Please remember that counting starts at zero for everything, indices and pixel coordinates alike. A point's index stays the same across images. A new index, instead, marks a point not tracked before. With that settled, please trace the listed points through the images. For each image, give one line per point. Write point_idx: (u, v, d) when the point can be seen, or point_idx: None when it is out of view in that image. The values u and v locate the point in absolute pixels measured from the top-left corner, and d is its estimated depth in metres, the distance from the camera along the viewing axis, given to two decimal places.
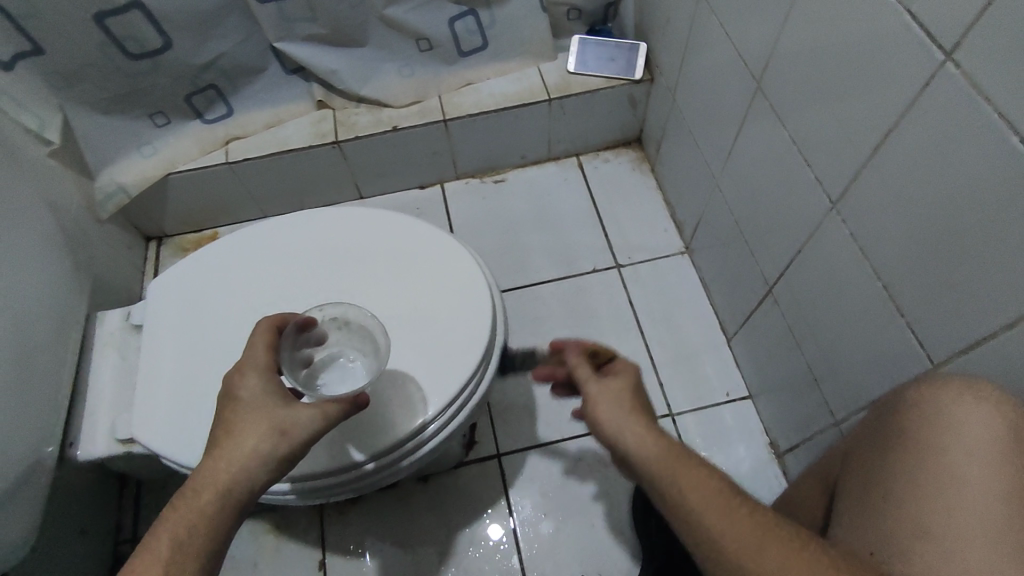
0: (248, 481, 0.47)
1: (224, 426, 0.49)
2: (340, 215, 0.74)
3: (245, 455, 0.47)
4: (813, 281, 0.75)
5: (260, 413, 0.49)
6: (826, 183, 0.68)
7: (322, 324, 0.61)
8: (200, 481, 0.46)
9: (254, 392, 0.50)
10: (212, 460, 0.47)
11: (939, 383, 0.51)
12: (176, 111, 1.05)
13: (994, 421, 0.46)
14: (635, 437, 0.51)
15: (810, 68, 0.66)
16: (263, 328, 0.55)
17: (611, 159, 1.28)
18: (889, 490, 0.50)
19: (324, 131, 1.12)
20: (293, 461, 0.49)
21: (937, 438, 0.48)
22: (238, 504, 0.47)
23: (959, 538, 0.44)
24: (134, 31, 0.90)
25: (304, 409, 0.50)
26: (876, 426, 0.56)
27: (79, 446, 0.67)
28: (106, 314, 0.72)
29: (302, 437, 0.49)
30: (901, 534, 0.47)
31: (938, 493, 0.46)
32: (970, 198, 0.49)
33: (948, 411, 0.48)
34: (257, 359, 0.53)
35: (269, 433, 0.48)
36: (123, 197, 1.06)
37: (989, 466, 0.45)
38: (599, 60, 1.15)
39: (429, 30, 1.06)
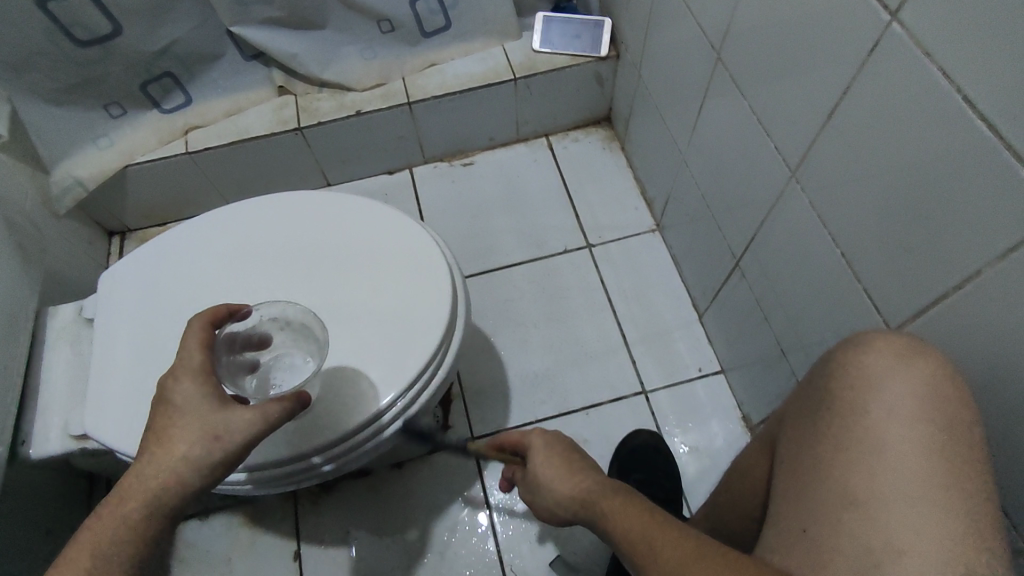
0: (178, 487, 0.45)
1: (156, 432, 0.47)
2: (298, 199, 0.73)
3: (174, 461, 0.46)
4: (777, 252, 0.74)
5: (192, 416, 0.47)
6: (784, 152, 0.67)
7: (263, 326, 0.58)
8: (127, 489, 0.45)
9: (189, 396, 0.49)
10: (140, 466, 0.46)
11: (863, 345, 0.54)
12: (132, 101, 1.02)
13: (913, 381, 0.50)
14: (565, 486, 0.57)
15: (766, 35, 0.65)
16: (195, 327, 0.53)
17: (581, 138, 1.27)
18: (819, 459, 0.52)
19: (286, 117, 1.10)
20: (229, 465, 0.48)
21: (859, 399, 0.51)
22: (167, 514, 0.45)
23: (884, 496, 0.47)
24: (81, 17, 0.87)
25: (241, 411, 0.48)
26: (807, 393, 0.58)
27: (31, 444, 0.65)
28: (58, 308, 0.70)
29: (238, 441, 0.47)
30: (829, 503, 0.49)
31: (860, 458, 0.49)
32: (919, 172, 0.50)
33: (870, 374, 0.52)
34: (191, 360, 0.51)
35: (202, 438, 0.47)
36: (80, 191, 1.03)
37: (911, 425, 0.48)
38: (564, 38, 1.13)
39: (389, 11, 1.03)
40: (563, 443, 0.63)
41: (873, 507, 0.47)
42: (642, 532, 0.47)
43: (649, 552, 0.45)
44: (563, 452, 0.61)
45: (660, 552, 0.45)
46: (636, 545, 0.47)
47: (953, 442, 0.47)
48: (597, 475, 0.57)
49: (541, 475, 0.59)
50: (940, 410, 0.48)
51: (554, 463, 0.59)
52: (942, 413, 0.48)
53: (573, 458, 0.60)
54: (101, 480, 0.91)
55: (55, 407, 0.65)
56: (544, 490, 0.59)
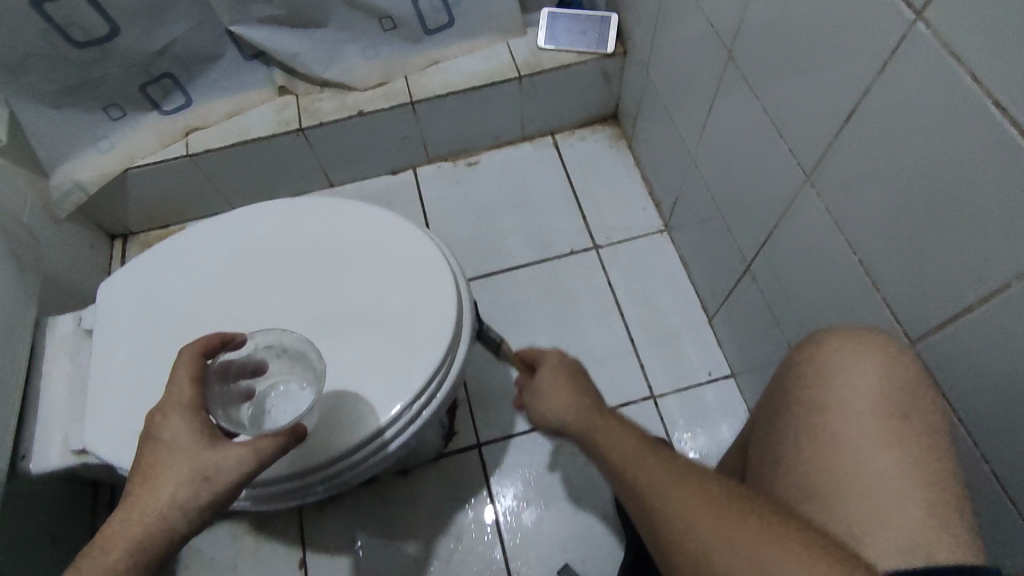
0: (166, 531, 0.45)
1: (143, 471, 0.47)
2: (299, 206, 0.71)
3: (162, 504, 0.45)
4: (790, 257, 0.72)
5: (181, 456, 0.47)
6: (799, 156, 0.65)
7: (258, 354, 0.56)
8: (112, 535, 0.44)
9: (177, 434, 0.48)
10: (127, 508, 0.45)
11: (823, 345, 0.56)
12: (130, 102, 1.01)
13: (868, 373, 0.52)
14: (567, 404, 0.57)
15: (780, 35, 0.63)
16: (185, 358, 0.51)
17: (587, 136, 1.24)
18: (784, 454, 0.55)
19: (287, 118, 1.08)
20: (219, 505, 0.47)
21: (819, 395, 0.54)
22: (153, 558, 0.44)
23: (849, 485, 0.49)
24: (77, 18, 0.85)
25: (231, 449, 0.47)
26: (774, 392, 0.60)
27: (31, 460, 0.63)
28: (56, 319, 0.69)
29: (228, 481, 0.47)
30: (797, 494, 0.52)
31: (821, 453, 0.52)
32: (942, 183, 0.48)
33: (830, 372, 0.54)
34: (180, 396, 0.49)
35: (190, 479, 0.46)
36: (81, 195, 1.02)
37: (867, 415, 0.51)
38: (570, 34, 1.11)
39: (391, 8, 1.01)
40: (574, 364, 0.62)
41: (838, 495, 0.50)
42: (631, 451, 0.49)
43: (637, 466, 0.48)
44: (570, 371, 0.61)
45: (644, 469, 0.47)
46: (621, 464, 0.49)
47: (909, 430, 0.50)
48: (596, 396, 0.58)
49: (546, 389, 0.59)
50: (895, 400, 0.51)
51: (560, 379, 0.59)
52: (897, 402, 0.51)
53: (579, 381, 0.60)
54: (105, 487, 0.92)
55: (55, 421, 0.64)
56: (545, 405, 0.59)
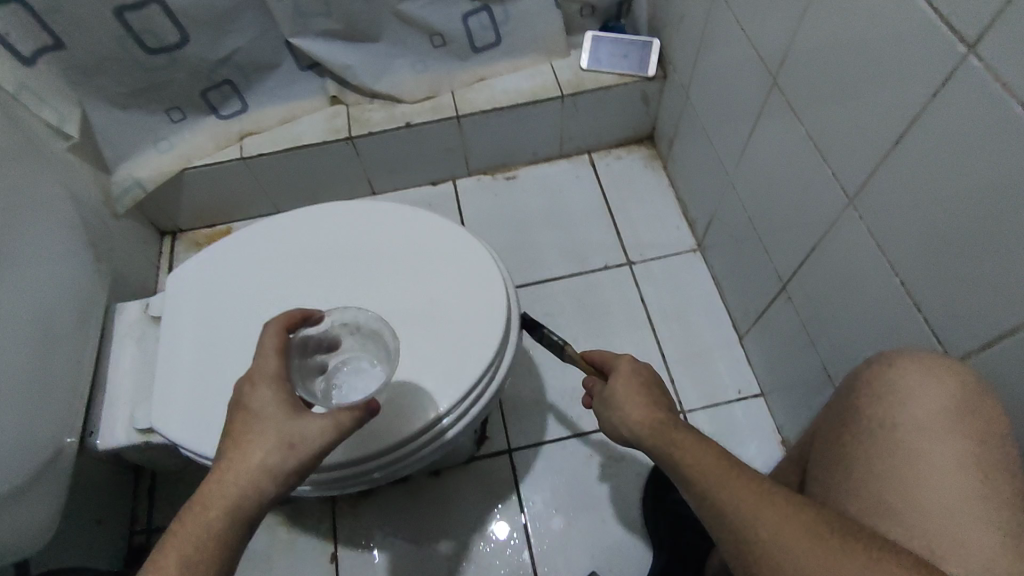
0: (256, 494, 0.48)
1: (234, 437, 0.50)
2: (358, 209, 0.75)
3: (252, 468, 0.48)
4: (828, 277, 0.74)
5: (269, 424, 0.50)
6: (843, 180, 0.67)
7: (333, 330, 0.60)
8: (210, 494, 0.47)
9: (265, 403, 0.51)
10: (220, 472, 0.48)
11: (891, 363, 0.55)
12: (192, 106, 1.06)
13: (941, 392, 0.51)
14: (637, 414, 0.55)
15: (828, 65, 0.65)
16: (270, 332, 0.55)
17: (623, 156, 1.28)
18: (850, 470, 0.54)
19: (338, 127, 1.13)
20: (303, 473, 0.50)
21: (890, 414, 0.53)
22: (246, 519, 0.48)
23: (923, 508, 0.48)
24: (152, 26, 0.91)
25: (315, 418, 0.50)
26: (838, 408, 0.59)
27: (99, 436, 0.68)
28: (125, 306, 0.74)
29: (312, 449, 0.50)
30: (866, 512, 0.51)
31: (892, 470, 0.51)
32: (989, 210, 0.50)
33: (901, 390, 0.53)
34: (267, 367, 0.53)
35: (278, 446, 0.49)
36: (139, 192, 1.07)
37: (939, 436, 0.50)
38: (612, 57, 1.15)
39: (443, 26, 1.06)
40: (648, 369, 0.60)
41: (909, 517, 0.49)
42: (716, 468, 0.48)
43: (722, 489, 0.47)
44: (642, 379, 0.59)
45: (734, 490, 0.46)
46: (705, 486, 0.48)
47: (985, 452, 0.49)
48: (669, 407, 0.56)
49: (618, 398, 0.58)
50: (973, 424, 0.50)
51: (632, 387, 0.58)
52: (972, 427, 0.50)
53: (650, 389, 0.58)
54: (147, 474, 0.94)
55: (121, 401, 0.68)
56: (615, 413, 0.58)
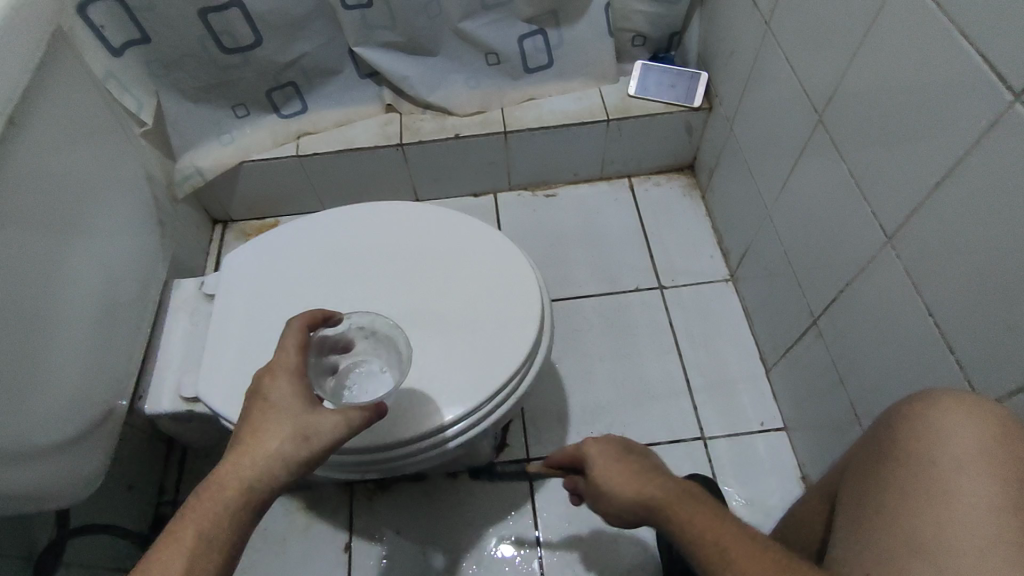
0: (269, 480, 0.49)
1: (251, 424, 0.51)
2: (406, 210, 0.78)
3: (267, 455, 0.49)
4: (860, 315, 0.75)
5: (285, 414, 0.51)
6: (882, 216, 0.68)
7: (350, 332, 0.64)
8: (224, 476, 0.48)
9: (283, 394, 0.53)
10: (236, 455, 0.49)
11: (929, 401, 0.52)
12: (256, 104, 1.12)
13: (982, 432, 0.47)
14: (626, 488, 0.53)
15: (874, 105, 0.67)
16: (292, 329, 0.57)
17: (662, 183, 1.30)
18: (881, 508, 0.49)
19: (390, 133, 1.17)
20: (313, 464, 0.51)
21: (926, 451, 0.49)
22: (257, 504, 0.48)
23: (953, 552, 0.43)
24: (231, 27, 0.97)
25: (329, 413, 0.52)
26: (872, 444, 0.55)
27: (146, 400, 0.72)
28: (181, 282, 0.78)
29: (324, 442, 0.51)
30: (894, 552, 0.46)
31: (926, 508, 0.46)
32: None
33: (939, 429, 0.49)
34: (288, 361, 0.55)
35: (293, 436, 0.50)
36: (199, 179, 1.13)
37: (980, 475, 0.45)
38: (659, 86, 1.18)
39: (499, 45, 1.10)
40: (632, 446, 0.59)
41: (941, 561, 0.43)
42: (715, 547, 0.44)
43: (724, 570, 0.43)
44: (627, 454, 0.57)
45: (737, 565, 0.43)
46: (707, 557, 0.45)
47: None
48: (654, 471, 0.54)
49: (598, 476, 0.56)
50: (1010, 466, 0.45)
51: (616, 465, 0.56)
52: (1014, 471, 0.45)
53: (639, 461, 0.56)
54: (178, 447, 0.98)
55: (170, 370, 0.73)
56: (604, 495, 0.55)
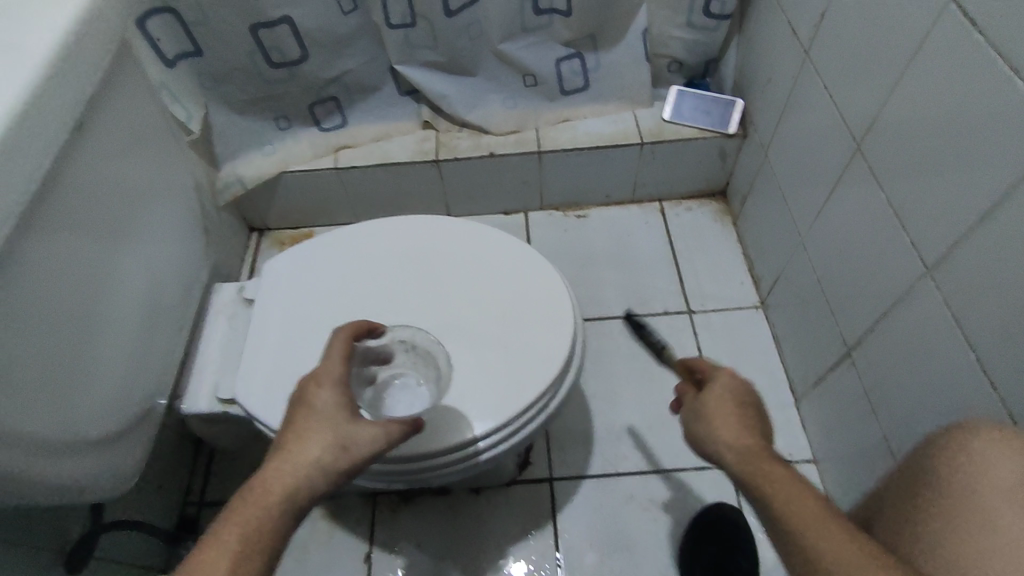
0: (309, 488, 0.50)
1: (295, 431, 0.52)
2: (445, 225, 0.79)
3: (308, 464, 0.50)
4: (896, 347, 0.74)
5: (327, 424, 0.52)
6: (922, 249, 0.67)
7: (391, 345, 0.64)
8: (268, 481, 0.49)
9: (326, 403, 0.54)
10: (279, 461, 0.50)
11: (972, 433, 0.50)
12: (298, 117, 1.16)
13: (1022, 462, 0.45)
14: (729, 431, 0.54)
15: (916, 136, 0.67)
16: (339, 339, 0.59)
17: (694, 208, 1.30)
18: (926, 540, 0.47)
19: (426, 150, 1.20)
20: (351, 474, 0.52)
21: (969, 482, 0.47)
22: (297, 510, 0.49)
23: None
24: (279, 43, 1.01)
25: (369, 426, 0.53)
26: (909, 477, 0.55)
27: (184, 400, 0.74)
28: (222, 286, 0.80)
29: (364, 454, 0.52)
30: None
31: (969, 541, 0.44)
32: None
33: (979, 461, 0.47)
34: (333, 370, 0.56)
35: (334, 446, 0.51)
36: (239, 188, 1.16)
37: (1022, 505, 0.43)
38: (694, 112, 1.19)
39: (536, 67, 1.13)
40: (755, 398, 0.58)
41: None
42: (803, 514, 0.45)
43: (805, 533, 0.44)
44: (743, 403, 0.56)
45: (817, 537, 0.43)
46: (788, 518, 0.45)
47: None
48: (760, 428, 0.55)
49: (710, 409, 0.56)
50: None
51: (731, 410, 0.55)
52: None
53: (749, 414, 0.55)
54: (206, 450, 1.00)
55: (209, 371, 0.74)
56: (705, 427, 0.56)
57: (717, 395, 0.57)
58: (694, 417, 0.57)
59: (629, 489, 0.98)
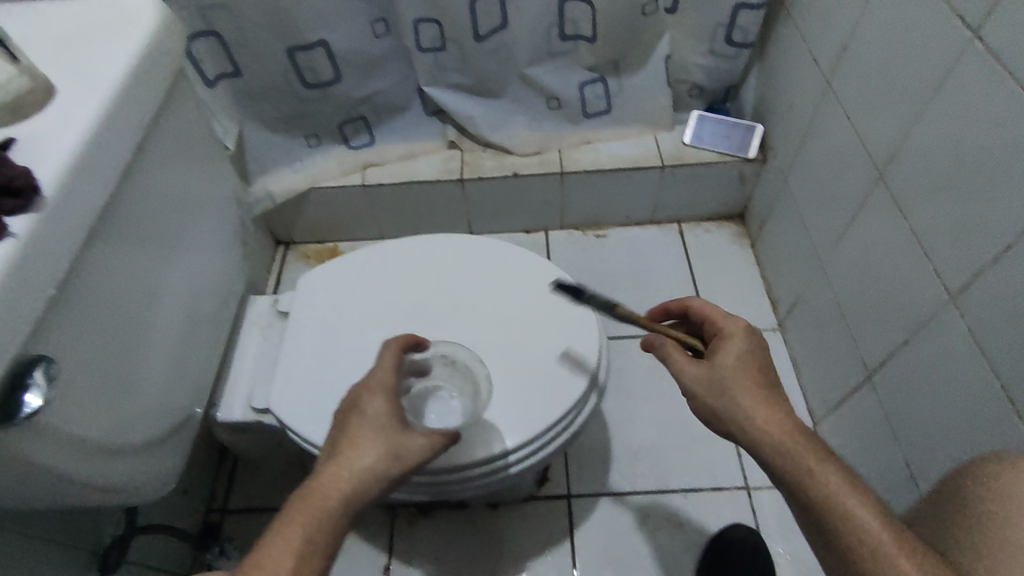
0: (363, 493, 0.52)
1: (349, 437, 0.54)
2: (473, 243, 0.82)
3: (363, 470, 0.52)
4: (917, 372, 0.75)
5: (381, 431, 0.54)
6: (945, 277, 0.68)
7: (432, 359, 0.69)
8: (326, 485, 0.51)
9: (379, 411, 0.56)
10: (336, 465, 0.52)
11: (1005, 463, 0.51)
12: (329, 135, 1.19)
13: None
14: (750, 402, 0.57)
15: (939, 165, 0.68)
16: (390, 351, 0.61)
17: (712, 230, 1.32)
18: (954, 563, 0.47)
19: (451, 169, 1.22)
20: (400, 481, 0.54)
21: (1001, 508, 0.47)
22: (352, 514, 0.51)
23: None
24: (315, 64, 1.05)
25: (420, 435, 0.55)
26: (939, 505, 0.55)
27: (220, 408, 0.76)
28: (257, 299, 0.84)
29: (414, 462, 0.54)
30: None
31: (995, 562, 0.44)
32: None
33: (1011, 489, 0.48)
34: (384, 380, 0.58)
35: (387, 454, 0.53)
36: (270, 203, 1.19)
37: None
38: (714, 136, 1.21)
39: (560, 90, 1.16)
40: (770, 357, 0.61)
41: None
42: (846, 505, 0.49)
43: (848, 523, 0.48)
44: (762, 364, 0.59)
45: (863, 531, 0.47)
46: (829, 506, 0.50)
47: None
48: (774, 393, 0.58)
49: (727, 376, 0.58)
50: None
51: (752, 372, 0.58)
52: None
53: (765, 376, 0.59)
54: (230, 458, 1.02)
55: (244, 381, 0.77)
56: (722, 391, 0.58)
57: (734, 361, 0.59)
58: (707, 377, 0.59)
59: (647, 508, 0.99)
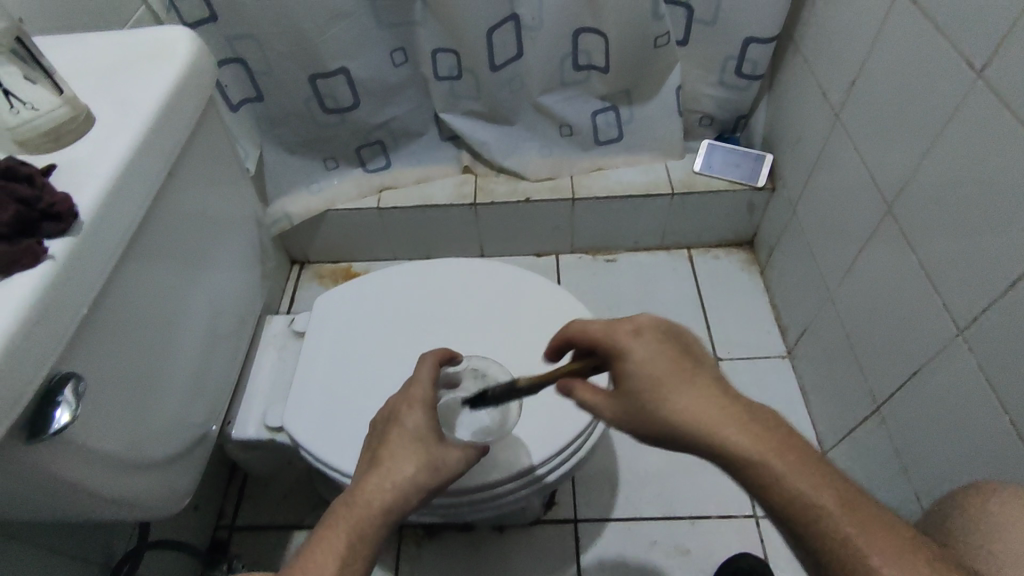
0: (403, 505, 0.53)
1: (388, 448, 0.55)
2: (486, 268, 0.83)
3: (403, 482, 0.53)
4: (926, 403, 0.75)
5: (420, 444, 0.55)
6: (954, 311, 0.69)
7: (464, 372, 0.67)
8: (367, 496, 0.52)
9: (419, 423, 0.56)
10: (376, 476, 0.53)
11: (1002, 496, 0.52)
12: (346, 158, 1.22)
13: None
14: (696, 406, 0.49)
15: (946, 200, 0.70)
16: (427, 364, 0.61)
17: (722, 256, 1.33)
18: None
19: (464, 193, 1.25)
20: (436, 491, 0.55)
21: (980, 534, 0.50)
22: (391, 524, 0.52)
23: None
24: (335, 91, 1.08)
25: (455, 448, 0.56)
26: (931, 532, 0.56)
27: (234, 426, 0.78)
28: (273, 319, 0.86)
29: (451, 474, 0.55)
30: None
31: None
32: None
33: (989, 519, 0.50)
34: (423, 393, 0.59)
35: (426, 466, 0.54)
36: (286, 224, 1.22)
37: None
38: (724, 164, 1.23)
39: (573, 119, 1.18)
40: (679, 337, 0.53)
41: None
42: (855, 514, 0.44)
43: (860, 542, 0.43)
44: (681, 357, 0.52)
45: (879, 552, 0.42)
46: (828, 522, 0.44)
47: None
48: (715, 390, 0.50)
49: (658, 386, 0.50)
50: None
51: (673, 377, 0.50)
52: None
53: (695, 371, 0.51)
54: (240, 474, 1.03)
55: (258, 399, 0.79)
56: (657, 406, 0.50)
57: (658, 365, 0.51)
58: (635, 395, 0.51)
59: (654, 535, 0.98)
